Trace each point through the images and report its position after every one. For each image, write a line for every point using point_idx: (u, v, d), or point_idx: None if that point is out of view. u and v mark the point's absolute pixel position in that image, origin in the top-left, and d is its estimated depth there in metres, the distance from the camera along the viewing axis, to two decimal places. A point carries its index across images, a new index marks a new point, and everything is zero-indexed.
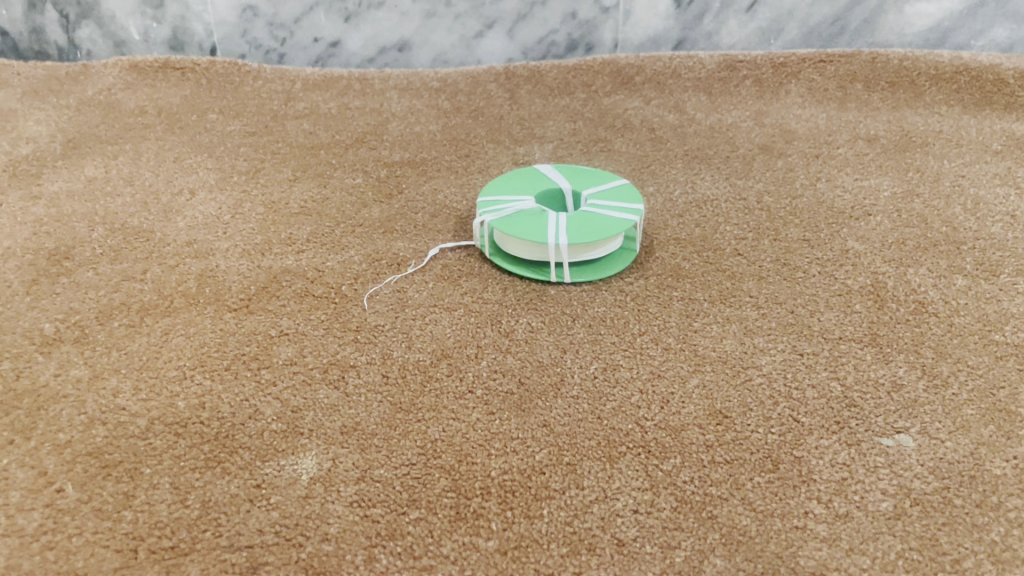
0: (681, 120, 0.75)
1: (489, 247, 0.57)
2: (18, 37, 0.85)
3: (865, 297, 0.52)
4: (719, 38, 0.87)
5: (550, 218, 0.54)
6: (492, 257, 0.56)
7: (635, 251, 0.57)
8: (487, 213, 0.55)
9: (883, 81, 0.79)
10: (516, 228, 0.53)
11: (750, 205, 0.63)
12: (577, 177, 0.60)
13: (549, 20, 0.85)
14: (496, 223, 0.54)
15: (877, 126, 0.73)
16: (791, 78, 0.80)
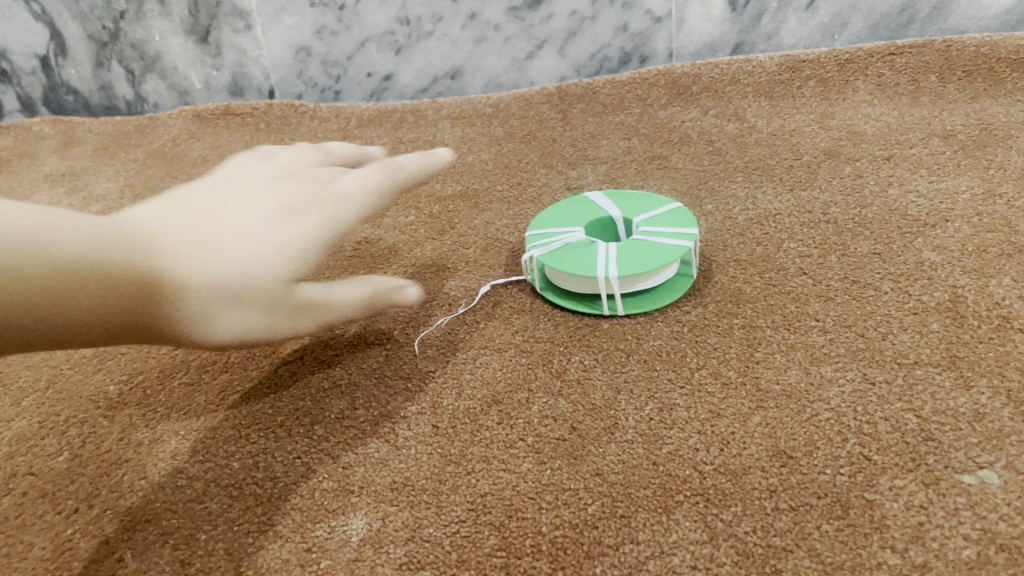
0: (740, 129, 0.72)
1: (543, 281, 0.56)
2: (88, 94, 0.89)
3: (943, 314, 0.49)
4: (779, 38, 0.83)
5: (601, 251, 0.53)
6: (543, 292, 0.55)
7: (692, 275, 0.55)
8: (539, 251, 0.54)
9: (959, 71, 0.74)
10: (566, 263, 0.52)
11: (815, 217, 0.60)
12: (629, 203, 0.58)
13: (600, 35, 0.83)
14: (548, 263, 0.53)
15: (954, 120, 0.69)
16: (858, 75, 0.76)
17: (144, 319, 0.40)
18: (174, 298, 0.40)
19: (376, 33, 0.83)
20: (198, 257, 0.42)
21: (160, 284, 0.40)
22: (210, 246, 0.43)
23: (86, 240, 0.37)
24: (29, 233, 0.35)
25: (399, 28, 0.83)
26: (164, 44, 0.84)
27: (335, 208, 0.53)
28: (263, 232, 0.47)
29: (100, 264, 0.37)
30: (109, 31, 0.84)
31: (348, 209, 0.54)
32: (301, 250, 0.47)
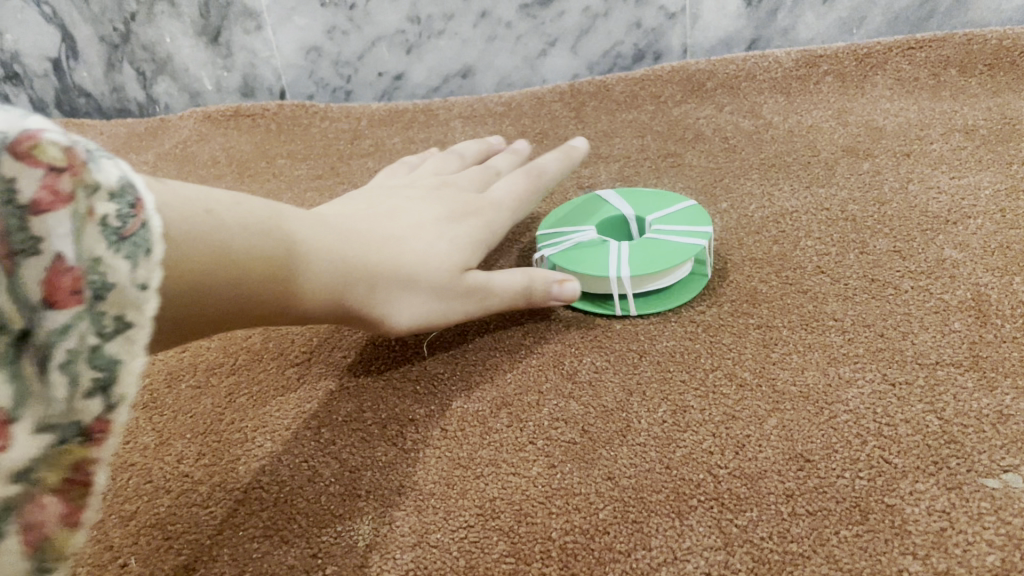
0: (756, 125, 0.71)
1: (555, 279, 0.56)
2: (101, 97, 0.89)
3: (965, 313, 0.48)
4: (795, 33, 0.81)
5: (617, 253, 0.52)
6: None
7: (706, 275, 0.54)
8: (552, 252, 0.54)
9: (980, 65, 0.73)
10: (574, 263, 0.51)
11: (833, 214, 0.58)
12: (644, 201, 0.57)
13: (614, 31, 0.82)
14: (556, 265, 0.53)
15: (975, 115, 0.67)
16: (877, 69, 0.75)
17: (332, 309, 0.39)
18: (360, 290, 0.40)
19: (386, 32, 0.82)
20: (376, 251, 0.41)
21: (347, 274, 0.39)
22: (378, 239, 0.42)
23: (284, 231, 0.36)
24: (231, 217, 0.33)
25: (410, 27, 0.82)
26: (176, 45, 0.84)
27: (488, 213, 0.51)
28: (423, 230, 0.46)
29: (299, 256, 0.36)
30: (121, 33, 0.84)
31: (501, 214, 0.52)
32: (462, 246, 0.47)
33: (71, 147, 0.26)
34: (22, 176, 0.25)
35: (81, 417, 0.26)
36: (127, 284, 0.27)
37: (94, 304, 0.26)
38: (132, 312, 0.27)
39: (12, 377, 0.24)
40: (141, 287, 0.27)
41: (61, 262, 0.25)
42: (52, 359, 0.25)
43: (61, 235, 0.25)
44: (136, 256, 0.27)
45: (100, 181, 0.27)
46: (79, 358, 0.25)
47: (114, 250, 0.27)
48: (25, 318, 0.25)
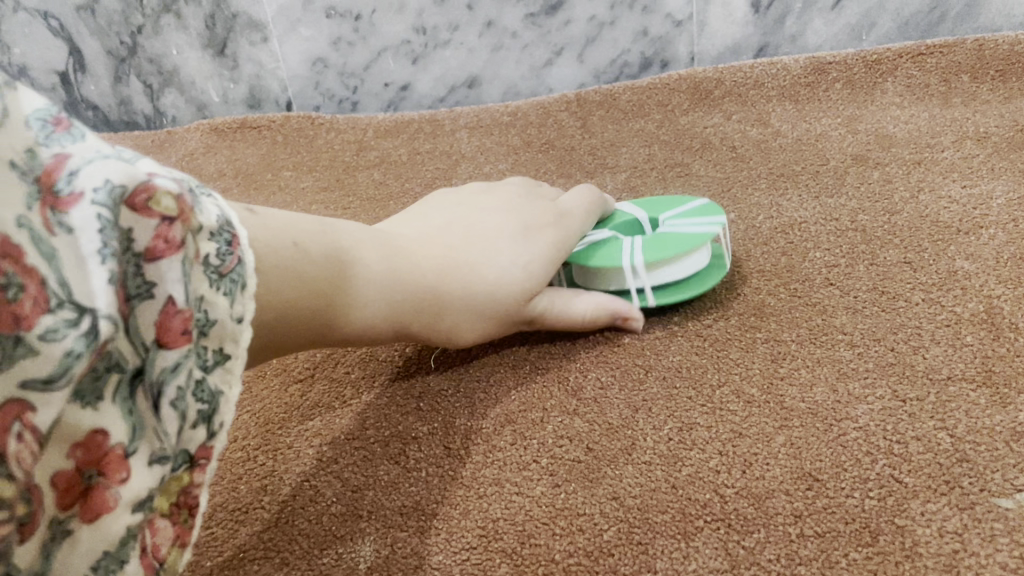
0: (764, 134, 0.70)
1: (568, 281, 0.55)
2: (108, 109, 0.89)
3: (978, 326, 0.47)
4: (804, 40, 0.80)
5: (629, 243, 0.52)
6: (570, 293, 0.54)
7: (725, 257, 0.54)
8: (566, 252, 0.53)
9: (992, 70, 0.72)
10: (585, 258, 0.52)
11: (843, 225, 0.57)
12: (657, 204, 0.57)
13: (620, 40, 0.81)
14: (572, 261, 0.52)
15: (987, 122, 0.66)
16: (887, 76, 0.74)
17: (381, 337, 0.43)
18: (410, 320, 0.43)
19: (392, 43, 0.82)
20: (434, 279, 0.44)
21: (396, 307, 0.42)
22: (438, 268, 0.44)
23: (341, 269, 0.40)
24: (311, 256, 0.37)
25: (416, 38, 0.82)
26: (182, 58, 0.84)
27: (567, 229, 0.52)
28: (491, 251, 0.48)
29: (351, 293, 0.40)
30: (127, 46, 0.84)
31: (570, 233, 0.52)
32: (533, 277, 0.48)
33: (181, 196, 0.28)
34: (139, 226, 0.26)
35: (189, 446, 0.28)
36: (227, 321, 0.29)
37: (199, 340, 0.28)
38: (230, 345, 0.29)
39: (130, 413, 0.26)
40: (237, 321, 0.30)
41: (172, 304, 0.27)
42: (165, 397, 0.27)
43: (175, 280, 0.27)
44: (235, 291, 0.30)
45: (203, 225, 0.29)
46: (189, 392, 0.28)
47: (214, 287, 0.29)
48: (139, 357, 0.26)
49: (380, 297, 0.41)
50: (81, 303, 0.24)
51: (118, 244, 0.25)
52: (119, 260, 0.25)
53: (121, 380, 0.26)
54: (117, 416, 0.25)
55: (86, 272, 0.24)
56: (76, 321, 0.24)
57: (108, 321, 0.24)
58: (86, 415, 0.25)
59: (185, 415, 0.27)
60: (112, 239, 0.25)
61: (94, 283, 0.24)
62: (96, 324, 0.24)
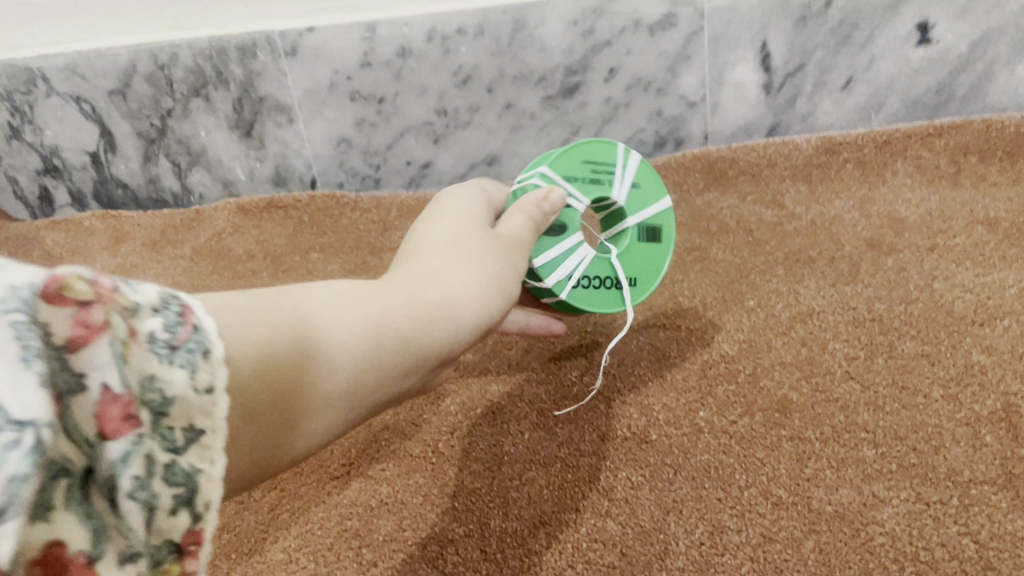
0: (779, 216, 0.72)
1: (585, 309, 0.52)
2: (137, 188, 0.92)
3: (997, 425, 0.48)
4: (814, 119, 0.83)
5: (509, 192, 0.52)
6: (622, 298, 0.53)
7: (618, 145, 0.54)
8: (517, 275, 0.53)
9: (999, 152, 0.74)
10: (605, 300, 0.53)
11: (860, 314, 0.59)
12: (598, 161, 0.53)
13: (635, 120, 0.84)
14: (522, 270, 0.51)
15: (997, 206, 0.68)
16: (897, 157, 0.76)
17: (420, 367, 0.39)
18: (432, 334, 0.39)
19: (414, 124, 0.85)
20: (427, 281, 0.41)
21: (409, 323, 0.38)
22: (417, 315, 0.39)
23: (321, 303, 0.36)
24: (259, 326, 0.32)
25: (437, 119, 0.84)
26: (210, 138, 0.87)
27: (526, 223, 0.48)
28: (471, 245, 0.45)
29: (351, 327, 0.36)
30: (157, 128, 0.87)
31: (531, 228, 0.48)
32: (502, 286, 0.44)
33: (97, 280, 0.24)
34: (55, 315, 0.22)
35: (171, 534, 0.25)
36: (190, 394, 0.26)
37: (158, 422, 0.25)
38: (201, 418, 0.26)
39: (88, 519, 0.22)
40: (199, 393, 0.26)
41: (109, 391, 0.22)
42: (122, 492, 0.23)
43: (109, 364, 0.22)
44: (196, 359, 0.26)
45: (134, 304, 0.25)
46: (156, 478, 0.24)
47: (165, 363, 0.25)
48: (84, 456, 0.22)
49: (388, 319, 0.37)
50: (15, 419, 0.19)
51: (42, 341, 0.21)
52: (46, 357, 0.21)
53: (70, 487, 0.22)
54: (74, 528, 0.21)
55: (14, 380, 0.20)
56: (15, 440, 0.19)
57: (51, 428, 0.20)
58: (38, 534, 0.21)
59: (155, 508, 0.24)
60: (35, 339, 0.21)
61: (24, 391, 0.20)
62: (40, 437, 0.19)
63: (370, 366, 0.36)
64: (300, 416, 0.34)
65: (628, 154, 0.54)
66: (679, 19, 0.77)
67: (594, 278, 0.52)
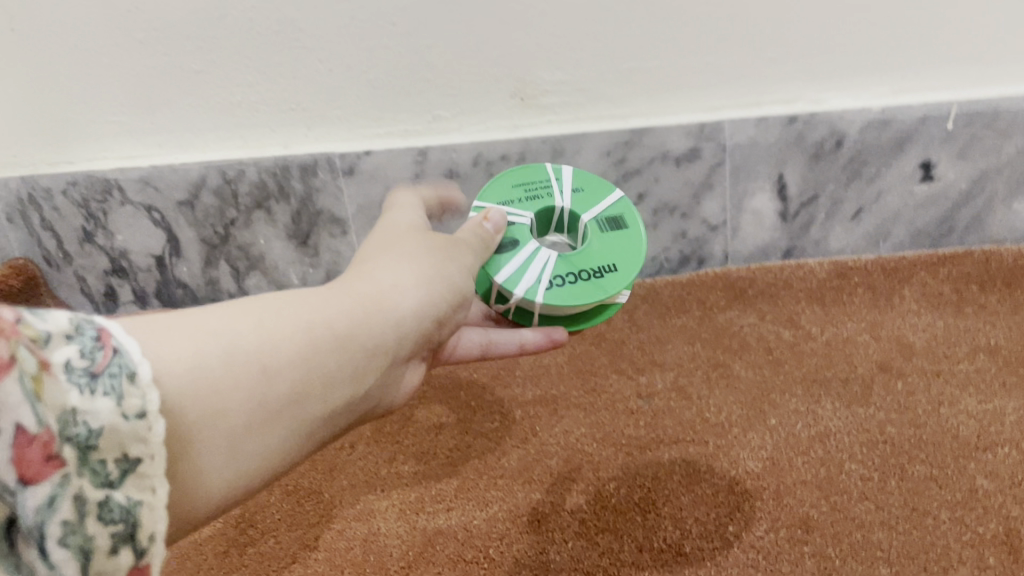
0: (796, 336, 0.79)
1: (578, 302, 0.58)
2: (196, 288, 1.00)
3: (999, 548, 0.53)
4: (827, 245, 0.90)
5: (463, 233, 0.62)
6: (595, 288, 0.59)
7: (547, 167, 0.66)
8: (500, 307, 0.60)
9: (999, 282, 0.81)
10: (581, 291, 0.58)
11: (873, 436, 0.65)
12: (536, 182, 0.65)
13: (661, 240, 0.91)
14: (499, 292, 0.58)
15: (997, 334, 0.74)
16: (905, 283, 0.83)
17: (363, 354, 0.46)
18: (360, 329, 0.45)
19: None
20: (355, 299, 0.46)
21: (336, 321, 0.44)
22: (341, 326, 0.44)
23: (253, 317, 0.41)
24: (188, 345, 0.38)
25: None
26: (268, 246, 0.96)
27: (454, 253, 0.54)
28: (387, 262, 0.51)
29: (288, 332, 0.42)
30: (220, 236, 0.95)
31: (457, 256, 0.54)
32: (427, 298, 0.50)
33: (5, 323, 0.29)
34: None
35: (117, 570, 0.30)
36: (119, 422, 0.31)
37: (90, 458, 0.30)
38: (135, 445, 0.31)
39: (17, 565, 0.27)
40: (126, 420, 0.31)
41: (24, 434, 0.27)
42: (48, 537, 0.28)
43: (20, 407, 0.27)
44: (119, 381, 0.32)
45: (46, 339, 0.30)
46: (92, 517, 0.29)
47: (90, 393, 0.30)
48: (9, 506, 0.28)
49: (319, 318, 0.44)
50: None
51: None
52: None
53: None
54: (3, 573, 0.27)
55: None
56: None
57: None
58: None
59: (100, 544, 0.29)
60: None
61: None
62: None
63: (309, 362, 0.42)
64: (272, 415, 0.40)
65: (560, 172, 0.66)
66: (703, 153, 0.86)
67: (565, 275, 0.59)
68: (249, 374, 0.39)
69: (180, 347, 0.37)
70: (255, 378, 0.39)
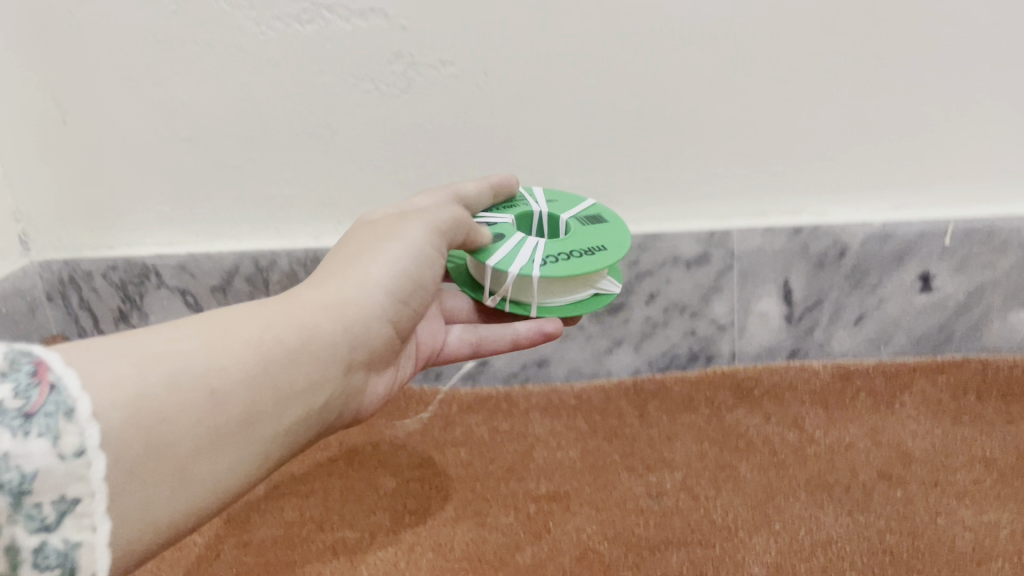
0: (801, 439, 0.82)
1: (565, 273, 0.63)
2: None
3: None
4: (830, 347, 0.93)
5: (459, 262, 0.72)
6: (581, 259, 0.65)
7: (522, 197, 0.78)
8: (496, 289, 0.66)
9: (995, 392, 0.86)
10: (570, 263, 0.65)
11: (874, 544, 0.67)
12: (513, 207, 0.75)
13: (671, 336, 0.95)
14: (494, 272, 0.65)
15: (992, 446, 0.78)
16: (906, 389, 0.87)
17: (302, 375, 0.51)
18: (304, 343, 0.51)
19: None
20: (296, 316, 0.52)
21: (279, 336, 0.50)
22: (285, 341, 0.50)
23: (199, 340, 0.46)
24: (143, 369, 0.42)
25: None
26: None
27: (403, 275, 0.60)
28: (324, 288, 0.56)
29: (232, 353, 0.47)
30: None
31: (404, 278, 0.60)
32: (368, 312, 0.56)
33: None
34: None
35: None
36: (52, 468, 0.36)
37: (24, 503, 0.35)
38: (70, 486, 0.37)
39: None
40: (61, 463, 0.36)
41: None
42: None
43: None
44: (53, 419, 0.37)
45: None
46: (29, 561, 0.35)
47: (24, 438, 0.36)
48: None
49: (261, 335, 0.49)
50: None
51: None
52: None
53: None
54: None
55: None
56: None
57: None
58: None
59: None
60: None
61: None
62: None
63: (258, 375, 0.47)
64: (229, 430, 0.45)
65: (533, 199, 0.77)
66: (712, 258, 0.90)
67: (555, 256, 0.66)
68: (198, 398, 0.44)
69: (129, 373, 0.41)
70: (211, 395, 0.44)
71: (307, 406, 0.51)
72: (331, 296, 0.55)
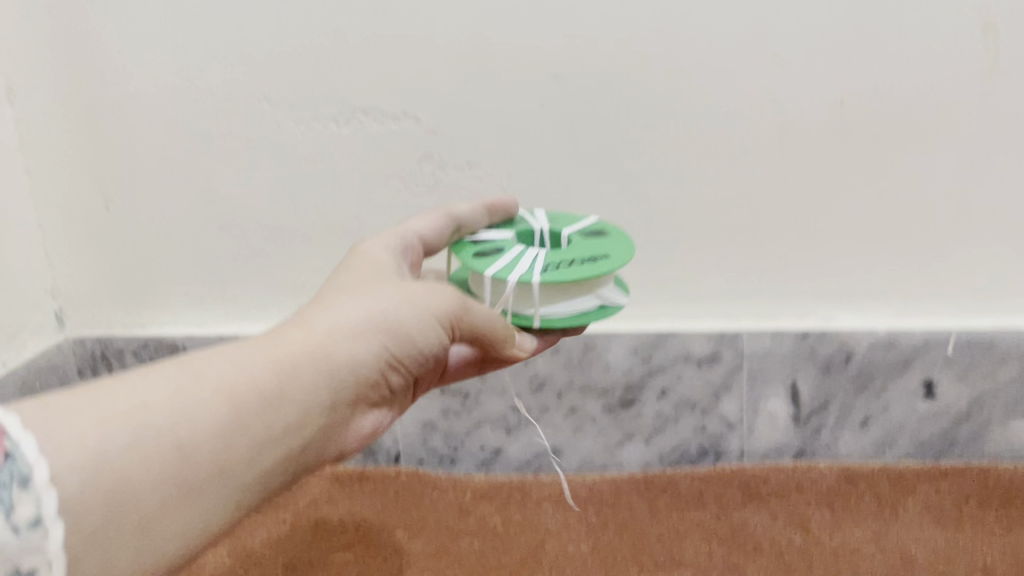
0: (806, 541, 0.84)
1: (569, 277, 0.64)
2: None
3: None
4: (837, 448, 0.96)
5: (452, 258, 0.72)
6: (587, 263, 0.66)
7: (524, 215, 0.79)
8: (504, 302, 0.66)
9: (997, 498, 0.88)
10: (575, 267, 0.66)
11: None
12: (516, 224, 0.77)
13: (682, 433, 0.97)
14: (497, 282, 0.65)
15: (994, 555, 0.80)
16: (909, 494, 0.90)
17: (282, 417, 0.49)
18: (287, 384, 0.49)
19: (492, 416, 0.99)
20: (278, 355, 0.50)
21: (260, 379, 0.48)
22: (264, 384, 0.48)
23: (172, 386, 0.45)
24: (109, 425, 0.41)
25: (512, 413, 0.99)
26: None
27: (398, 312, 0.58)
28: (312, 324, 0.54)
29: (206, 400, 0.45)
30: None
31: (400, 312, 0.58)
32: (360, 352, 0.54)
33: None
34: None
35: None
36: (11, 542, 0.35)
37: None
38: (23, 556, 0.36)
39: None
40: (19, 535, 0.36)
41: None
42: None
43: None
44: (6, 492, 0.36)
45: None
46: None
47: None
48: None
49: (241, 379, 0.47)
50: None
51: None
52: None
53: None
54: None
55: None
56: None
57: None
58: None
59: None
60: None
61: None
62: None
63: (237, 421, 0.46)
64: (202, 479, 0.44)
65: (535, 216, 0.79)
66: (722, 358, 0.94)
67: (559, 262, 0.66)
68: (160, 457, 0.42)
69: (82, 437, 0.40)
70: (182, 445, 0.43)
71: (289, 446, 0.50)
72: (315, 335, 0.53)
